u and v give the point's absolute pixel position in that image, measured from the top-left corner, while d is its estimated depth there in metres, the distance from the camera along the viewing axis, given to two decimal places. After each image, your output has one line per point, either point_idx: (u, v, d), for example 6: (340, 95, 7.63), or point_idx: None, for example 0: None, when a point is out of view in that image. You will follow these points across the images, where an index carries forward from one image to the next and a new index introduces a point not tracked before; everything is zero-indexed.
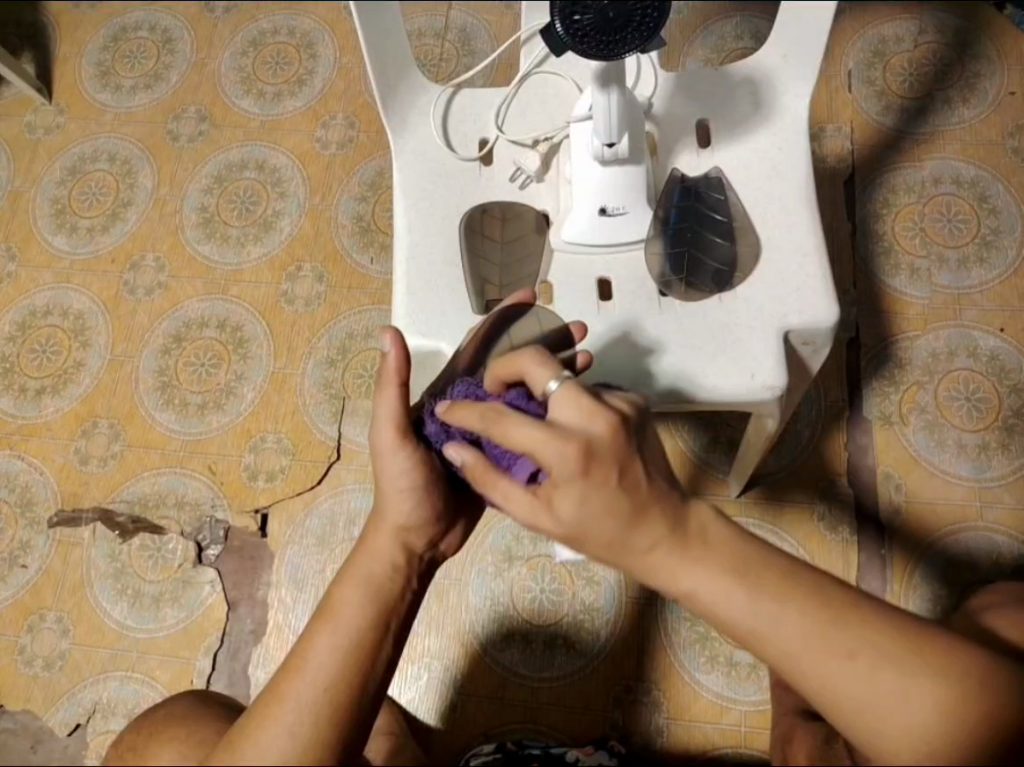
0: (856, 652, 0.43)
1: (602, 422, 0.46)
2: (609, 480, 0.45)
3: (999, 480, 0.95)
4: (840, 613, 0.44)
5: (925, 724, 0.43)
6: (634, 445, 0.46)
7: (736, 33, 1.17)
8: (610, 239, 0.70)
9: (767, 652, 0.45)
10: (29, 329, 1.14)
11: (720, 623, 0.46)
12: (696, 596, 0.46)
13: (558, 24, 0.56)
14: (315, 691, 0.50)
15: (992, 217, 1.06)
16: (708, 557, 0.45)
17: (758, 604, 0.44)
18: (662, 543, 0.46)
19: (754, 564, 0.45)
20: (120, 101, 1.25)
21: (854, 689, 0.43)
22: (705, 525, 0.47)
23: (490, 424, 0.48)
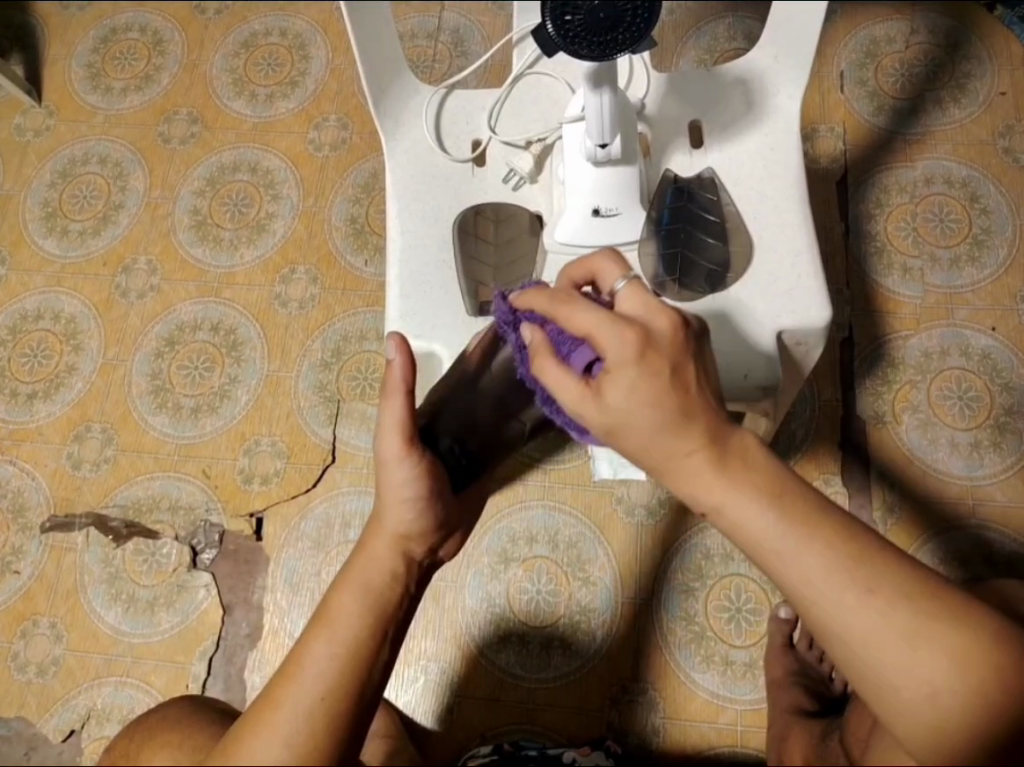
0: (873, 589, 0.44)
1: (665, 320, 0.47)
2: (663, 369, 0.46)
3: (991, 478, 0.96)
4: (862, 553, 0.44)
5: (933, 669, 0.43)
6: (693, 350, 0.47)
7: (729, 33, 1.17)
8: (602, 240, 0.70)
9: (787, 579, 0.45)
10: (20, 333, 1.14)
11: (751, 545, 0.46)
12: (725, 513, 0.46)
13: (549, 26, 0.56)
14: (312, 701, 0.50)
15: (984, 217, 1.06)
16: (744, 478, 0.45)
17: (788, 528, 0.44)
18: (701, 452, 0.45)
19: (791, 492, 0.46)
20: (110, 104, 1.24)
21: (867, 624, 0.43)
22: (747, 447, 0.46)
23: (557, 305, 0.51)
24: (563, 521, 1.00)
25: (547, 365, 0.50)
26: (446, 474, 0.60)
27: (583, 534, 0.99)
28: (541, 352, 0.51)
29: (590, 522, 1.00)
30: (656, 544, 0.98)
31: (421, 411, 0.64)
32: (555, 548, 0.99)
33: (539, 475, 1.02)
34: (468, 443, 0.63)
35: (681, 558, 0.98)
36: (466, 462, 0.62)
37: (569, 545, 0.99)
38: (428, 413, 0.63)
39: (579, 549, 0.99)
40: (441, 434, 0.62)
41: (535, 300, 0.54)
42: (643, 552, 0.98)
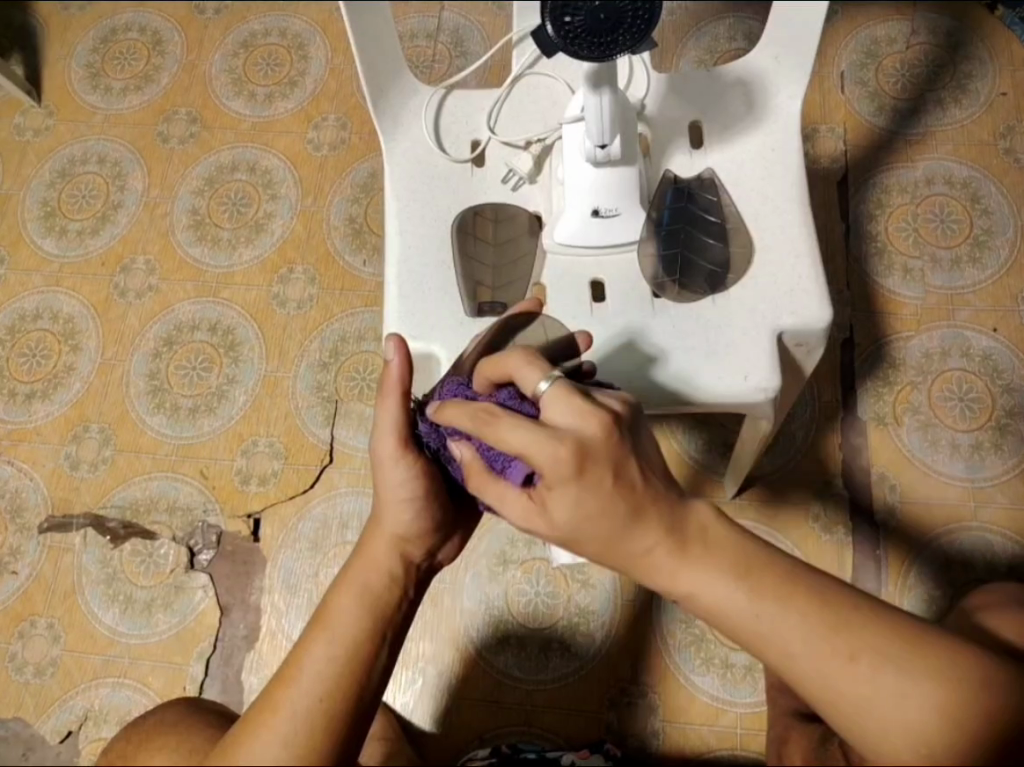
0: (856, 654, 0.42)
1: (594, 422, 0.46)
2: (603, 481, 0.45)
3: (992, 480, 0.95)
4: (843, 616, 0.42)
5: (927, 727, 0.41)
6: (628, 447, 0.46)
7: (729, 33, 1.17)
8: (602, 240, 0.70)
9: (764, 653, 0.43)
10: (18, 333, 1.14)
11: (722, 624, 0.44)
12: (695, 598, 0.44)
13: (550, 26, 0.55)
14: (310, 702, 0.49)
15: (985, 217, 1.06)
16: (708, 558, 0.44)
17: (760, 604, 0.43)
18: (660, 547, 0.45)
19: (759, 565, 0.44)
20: (109, 103, 1.24)
21: (852, 686, 0.41)
22: (705, 527, 0.45)
23: (482, 423, 0.49)
24: None
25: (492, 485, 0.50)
26: (446, 474, 0.60)
27: None
28: (478, 473, 0.51)
29: None
30: None
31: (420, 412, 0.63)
32: None
33: None
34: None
35: None
36: None
37: None
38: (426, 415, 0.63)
39: None
40: None
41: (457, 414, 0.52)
42: None
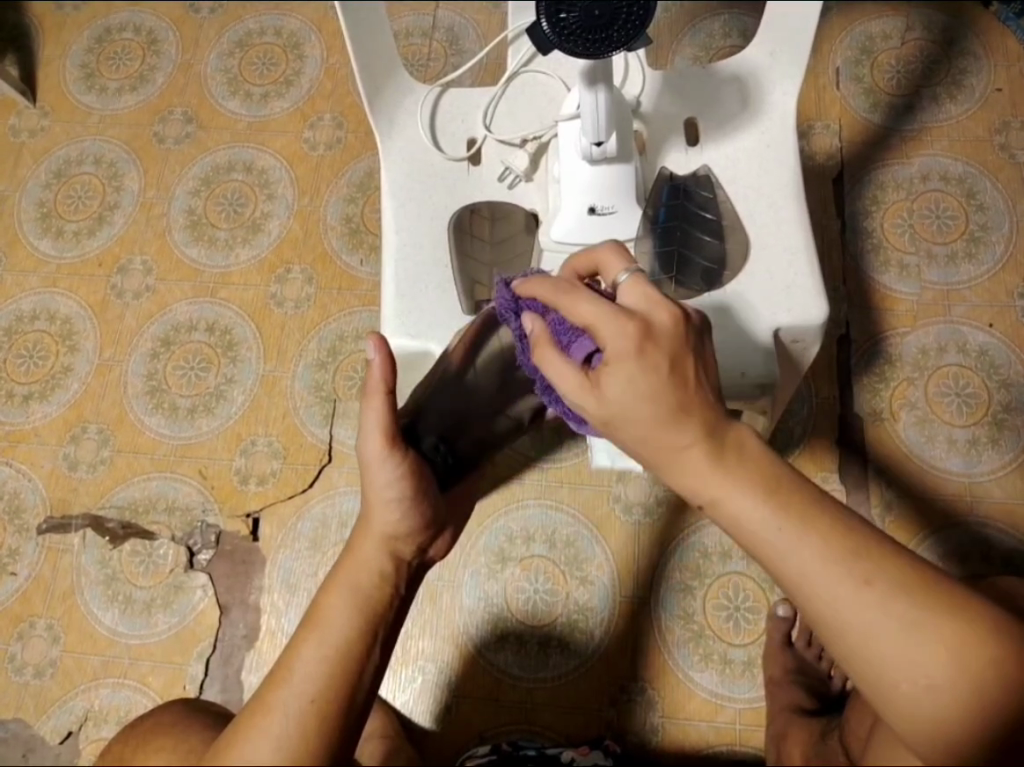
0: (871, 581, 0.44)
1: (666, 312, 0.48)
2: (661, 364, 0.46)
3: (990, 475, 0.96)
4: (859, 544, 0.45)
5: (930, 659, 0.43)
6: (692, 344, 0.48)
7: (724, 31, 1.17)
8: (599, 240, 0.70)
9: (780, 570, 0.45)
10: (16, 334, 1.14)
11: (743, 535, 0.46)
12: (721, 504, 0.46)
13: (544, 23, 0.55)
14: (302, 703, 0.49)
15: (981, 214, 1.06)
16: (739, 467, 0.46)
17: (782, 520, 0.45)
18: (699, 445, 0.46)
19: (784, 483, 0.46)
20: (105, 104, 1.24)
21: (865, 613, 0.43)
22: (743, 441, 0.47)
23: (560, 294, 0.52)
24: (561, 520, 1.00)
25: (549, 354, 0.51)
26: (431, 472, 0.61)
27: (581, 533, 0.99)
28: (541, 342, 0.52)
29: (587, 521, 0.99)
30: (654, 544, 0.98)
31: (406, 411, 0.65)
32: (552, 546, 0.99)
33: (537, 474, 1.02)
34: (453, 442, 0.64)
35: (679, 557, 0.97)
36: (451, 459, 0.63)
37: (566, 543, 0.99)
38: (412, 412, 0.64)
39: (577, 547, 0.99)
40: (425, 433, 0.63)
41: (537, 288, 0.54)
42: (640, 551, 0.98)
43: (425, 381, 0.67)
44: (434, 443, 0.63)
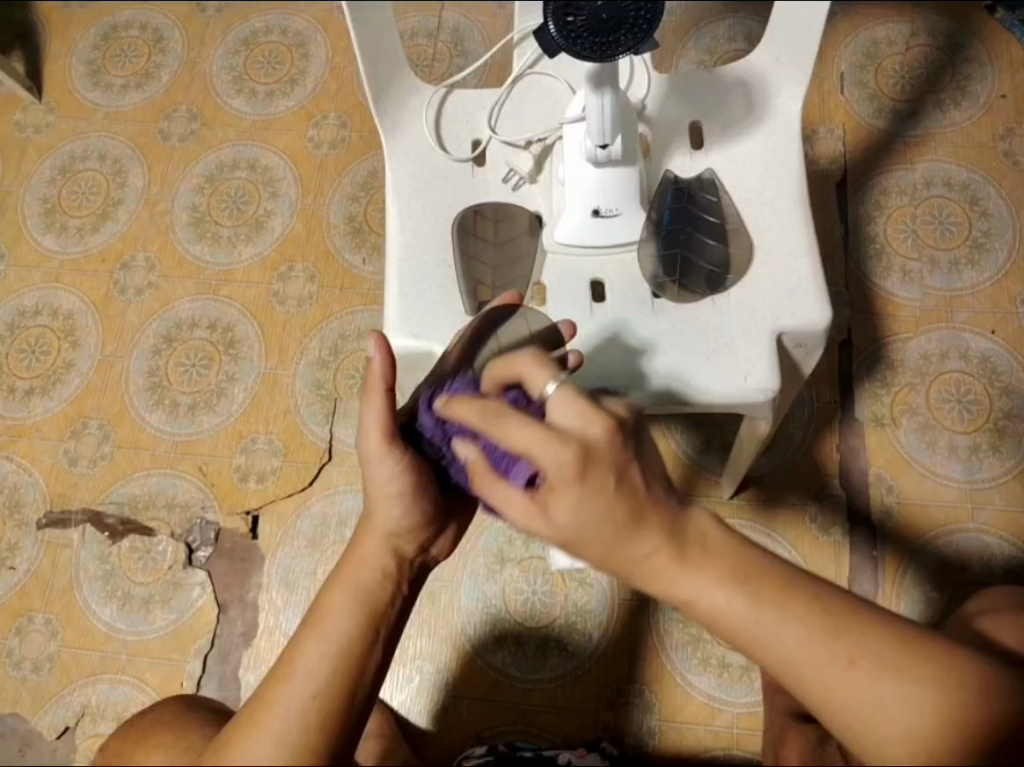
0: (856, 661, 0.43)
1: (599, 424, 0.46)
2: (606, 480, 0.45)
3: (990, 481, 0.96)
4: (842, 622, 0.44)
5: (921, 729, 0.43)
6: (629, 451, 0.46)
7: (729, 35, 1.17)
8: (603, 240, 0.70)
9: (768, 658, 0.45)
10: (18, 329, 1.14)
11: (721, 628, 0.45)
12: (696, 603, 0.45)
13: (552, 26, 0.56)
14: (302, 699, 0.49)
15: (984, 220, 1.06)
16: (708, 566, 0.45)
17: (761, 611, 0.44)
18: (661, 550, 0.45)
19: (757, 571, 0.45)
20: (110, 100, 1.24)
21: (854, 693, 0.43)
22: (704, 534, 0.46)
23: (485, 419, 0.48)
24: None
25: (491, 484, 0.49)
26: (432, 470, 0.60)
27: None
28: (480, 471, 0.50)
29: None
30: None
31: (407, 410, 0.65)
32: None
33: None
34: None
35: None
36: None
37: None
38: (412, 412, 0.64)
39: None
40: None
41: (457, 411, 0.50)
42: None
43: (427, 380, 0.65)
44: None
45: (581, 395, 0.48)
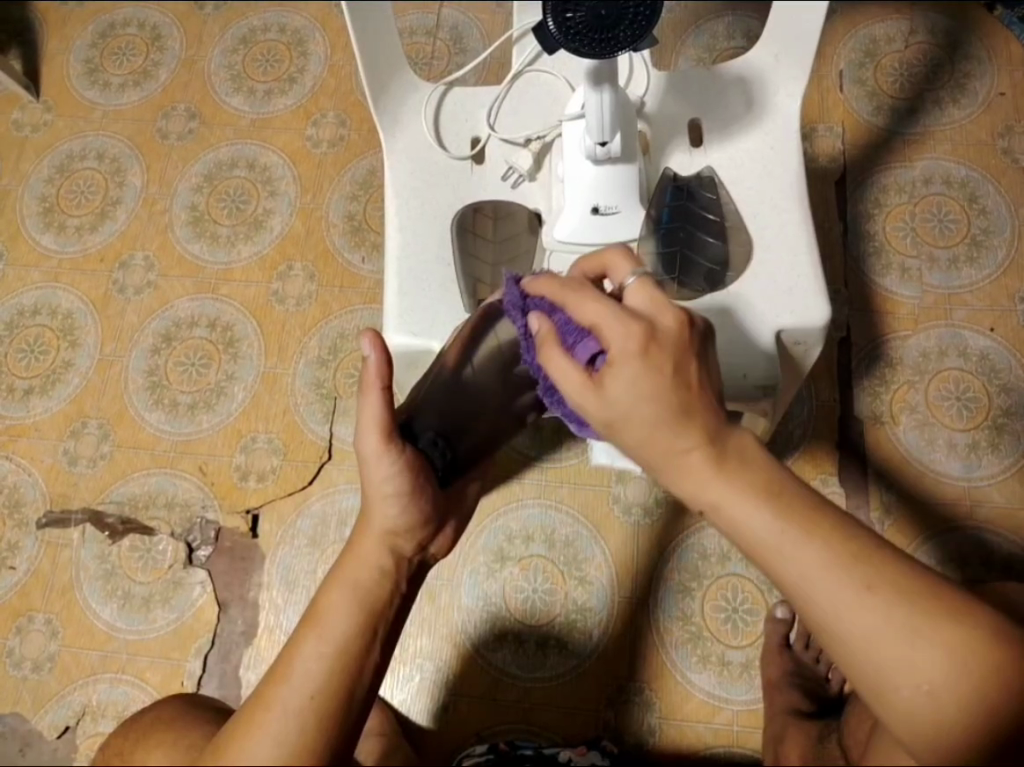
0: (871, 587, 0.44)
1: (670, 315, 0.51)
2: (665, 366, 0.48)
3: (989, 479, 0.96)
4: (862, 550, 0.45)
5: (930, 664, 0.42)
6: (695, 349, 0.50)
7: (728, 32, 1.17)
8: (602, 239, 0.70)
9: (780, 574, 0.46)
10: (17, 328, 1.14)
11: (745, 542, 0.47)
12: (723, 510, 0.47)
13: (551, 22, 0.55)
14: (302, 700, 0.49)
15: (983, 218, 1.06)
16: (741, 473, 0.47)
17: (785, 525, 0.46)
18: (699, 449, 0.48)
19: (787, 491, 0.47)
20: (108, 99, 1.24)
21: (865, 621, 0.43)
22: (744, 449, 0.48)
23: (568, 295, 0.54)
24: (560, 520, 1.00)
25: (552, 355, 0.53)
26: (428, 469, 0.60)
27: (579, 534, 0.99)
28: (548, 340, 0.54)
29: (586, 521, 0.99)
30: (652, 544, 0.98)
31: (402, 409, 0.65)
32: (551, 547, 0.99)
33: (536, 473, 1.02)
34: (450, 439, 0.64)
35: (678, 558, 0.97)
36: (450, 457, 0.63)
37: (565, 544, 0.99)
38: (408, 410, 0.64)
39: (575, 548, 0.99)
40: (422, 430, 0.62)
41: (546, 290, 0.56)
42: (639, 551, 0.98)
43: (422, 382, 0.67)
44: (432, 438, 0.62)
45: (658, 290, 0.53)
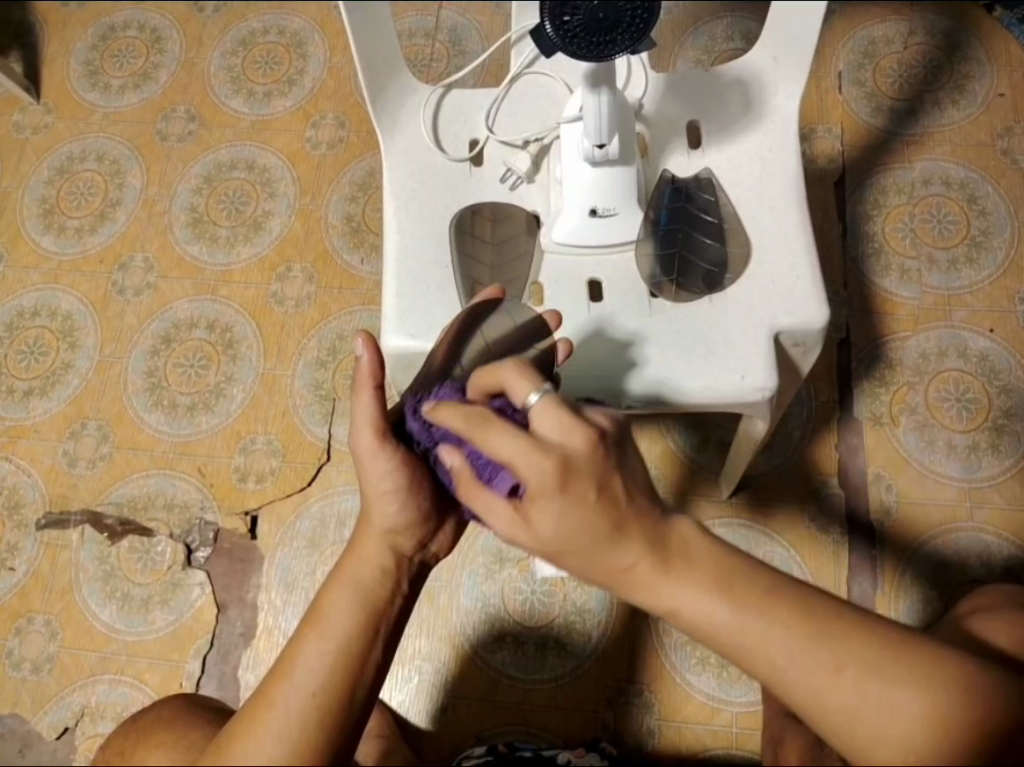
0: (842, 664, 0.44)
1: (580, 437, 0.46)
2: (587, 494, 0.45)
3: (989, 480, 0.96)
4: (828, 626, 0.44)
5: (909, 732, 0.43)
6: (614, 461, 0.46)
7: (727, 33, 1.17)
8: (600, 240, 0.70)
9: (755, 666, 0.45)
10: (16, 329, 1.14)
11: (706, 636, 0.46)
12: (680, 613, 0.46)
13: (548, 25, 0.55)
14: (302, 697, 0.49)
15: (982, 219, 1.06)
16: (690, 575, 0.45)
17: (743, 618, 0.44)
18: (644, 562, 0.45)
19: (741, 579, 0.45)
20: (108, 101, 1.24)
21: (841, 696, 0.44)
22: (687, 542, 0.46)
23: (472, 427, 0.48)
24: None
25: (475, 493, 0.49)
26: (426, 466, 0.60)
27: None
28: (463, 479, 0.50)
29: None
30: None
31: (395, 408, 0.62)
32: None
33: None
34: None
35: None
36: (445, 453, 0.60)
37: None
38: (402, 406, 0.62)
39: None
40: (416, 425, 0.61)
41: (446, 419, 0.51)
42: None
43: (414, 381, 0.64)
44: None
45: (564, 406, 0.48)
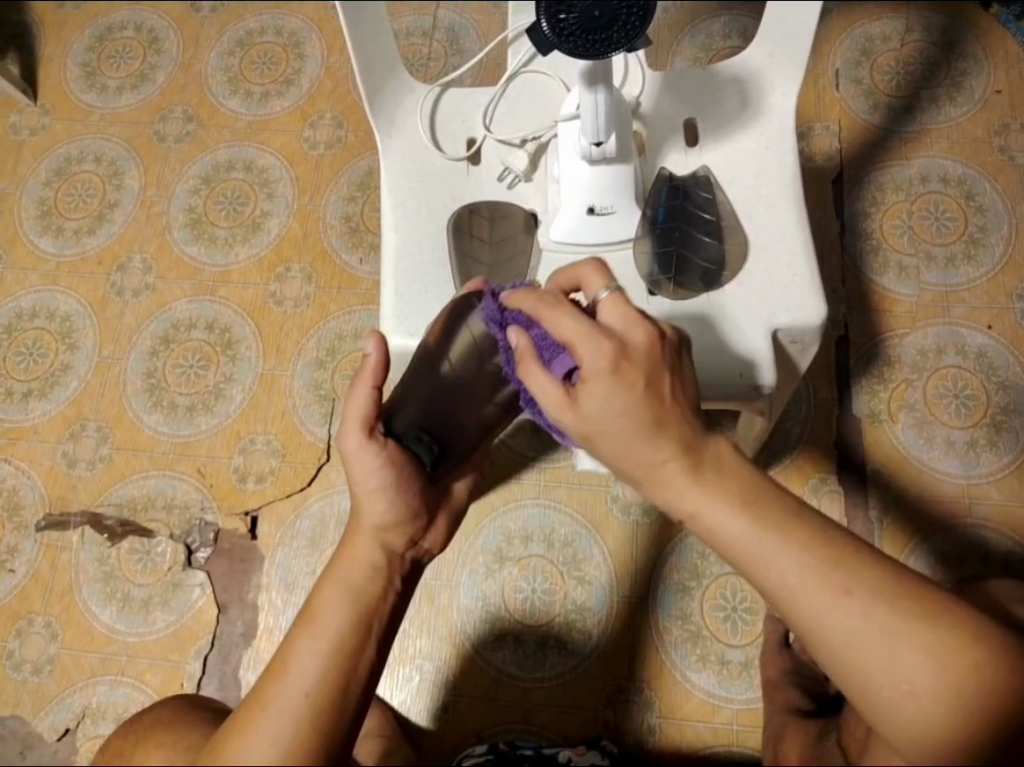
0: (851, 589, 0.45)
1: (642, 333, 0.50)
2: (636, 383, 0.48)
3: (987, 477, 0.96)
4: (838, 552, 0.46)
5: (914, 669, 0.43)
6: (669, 363, 0.50)
7: (724, 32, 1.17)
8: (597, 239, 0.71)
9: (766, 581, 0.47)
10: (15, 331, 1.14)
11: (725, 547, 0.48)
12: (701, 519, 0.48)
13: (543, 23, 0.55)
14: (298, 697, 0.49)
15: (980, 216, 1.06)
16: (717, 482, 0.48)
17: (760, 530, 0.46)
18: (675, 461, 0.48)
19: (762, 497, 0.48)
20: (106, 102, 1.24)
21: (846, 623, 0.44)
22: (721, 457, 0.49)
23: (543, 311, 0.52)
24: (558, 520, 1.00)
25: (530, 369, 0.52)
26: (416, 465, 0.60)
27: (578, 533, 0.99)
28: (524, 356, 0.54)
29: (585, 522, 0.99)
30: (652, 542, 0.98)
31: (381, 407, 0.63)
32: (550, 547, 0.99)
33: (534, 473, 1.02)
34: (436, 431, 0.63)
35: (678, 557, 0.98)
36: (437, 449, 0.62)
37: (564, 543, 0.99)
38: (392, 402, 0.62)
39: (574, 548, 0.99)
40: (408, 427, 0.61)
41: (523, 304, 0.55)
42: (637, 550, 0.98)
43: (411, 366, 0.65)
44: (417, 434, 0.61)
45: (633, 307, 0.52)
